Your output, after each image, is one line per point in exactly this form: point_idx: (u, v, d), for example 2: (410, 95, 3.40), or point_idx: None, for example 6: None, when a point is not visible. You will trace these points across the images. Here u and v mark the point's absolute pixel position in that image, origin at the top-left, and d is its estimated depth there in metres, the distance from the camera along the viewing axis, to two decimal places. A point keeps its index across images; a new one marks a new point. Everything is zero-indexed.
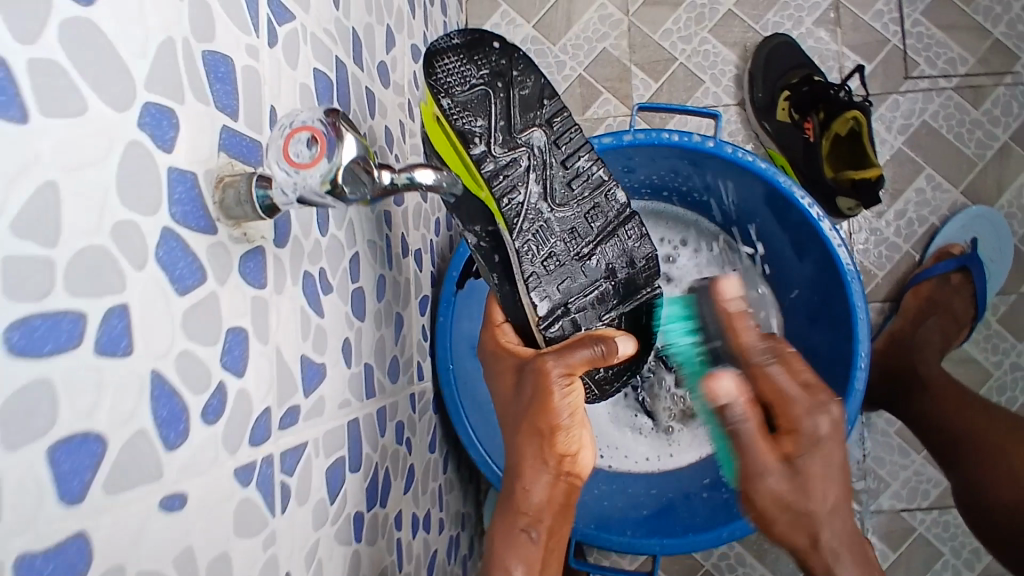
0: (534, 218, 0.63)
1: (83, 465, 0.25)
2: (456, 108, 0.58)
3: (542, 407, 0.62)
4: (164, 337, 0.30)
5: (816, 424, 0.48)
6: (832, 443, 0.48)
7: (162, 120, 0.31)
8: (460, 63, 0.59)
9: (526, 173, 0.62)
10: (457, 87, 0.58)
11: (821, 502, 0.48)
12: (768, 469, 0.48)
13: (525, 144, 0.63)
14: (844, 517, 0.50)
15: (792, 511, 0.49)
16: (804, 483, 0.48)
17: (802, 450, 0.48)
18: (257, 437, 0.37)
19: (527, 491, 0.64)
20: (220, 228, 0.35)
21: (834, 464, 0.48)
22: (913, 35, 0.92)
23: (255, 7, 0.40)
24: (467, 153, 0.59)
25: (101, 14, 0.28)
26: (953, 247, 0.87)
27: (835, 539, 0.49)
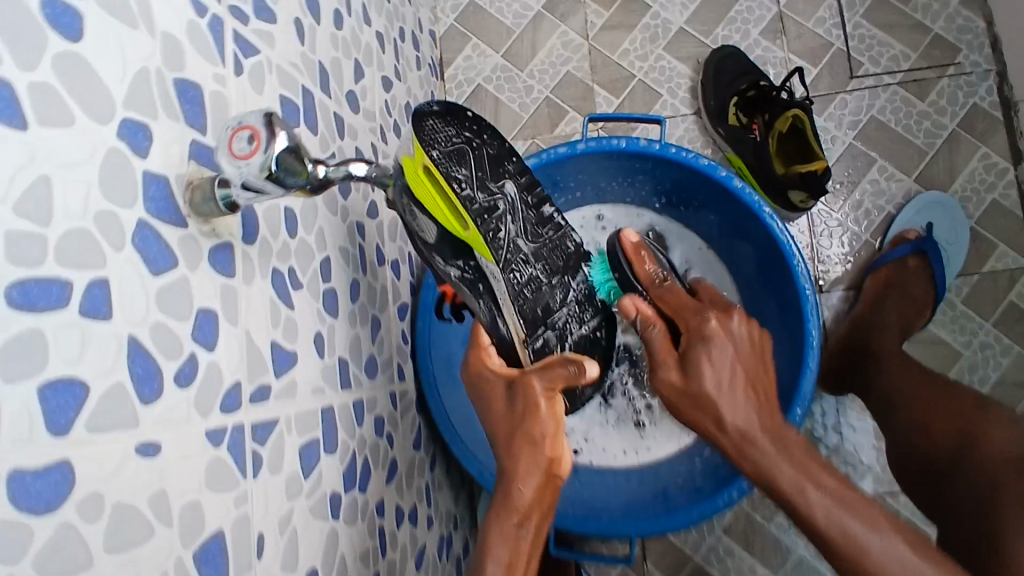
0: (512, 256, 0.70)
1: (68, 404, 0.32)
2: (445, 157, 0.58)
3: (531, 417, 0.70)
4: (140, 308, 0.37)
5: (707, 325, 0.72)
6: (723, 338, 0.70)
7: (138, 132, 0.38)
8: (441, 124, 0.59)
9: (505, 214, 0.67)
10: (442, 141, 0.58)
11: (712, 382, 0.68)
12: (666, 363, 0.72)
13: (501, 193, 0.67)
14: (740, 402, 0.67)
15: (691, 398, 0.69)
16: (692, 372, 0.69)
17: (693, 344, 0.71)
18: (228, 405, 0.43)
19: (518, 490, 0.68)
20: (191, 223, 0.41)
21: (725, 354, 0.69)
22: (856, 38, 0.99)
23: (221, 42, 0.47)
24: (457, 199, 0.59)
25: (88, 48, 0.35)
26: (908, 232, 0.93)
27: (738, 418, 0.67)
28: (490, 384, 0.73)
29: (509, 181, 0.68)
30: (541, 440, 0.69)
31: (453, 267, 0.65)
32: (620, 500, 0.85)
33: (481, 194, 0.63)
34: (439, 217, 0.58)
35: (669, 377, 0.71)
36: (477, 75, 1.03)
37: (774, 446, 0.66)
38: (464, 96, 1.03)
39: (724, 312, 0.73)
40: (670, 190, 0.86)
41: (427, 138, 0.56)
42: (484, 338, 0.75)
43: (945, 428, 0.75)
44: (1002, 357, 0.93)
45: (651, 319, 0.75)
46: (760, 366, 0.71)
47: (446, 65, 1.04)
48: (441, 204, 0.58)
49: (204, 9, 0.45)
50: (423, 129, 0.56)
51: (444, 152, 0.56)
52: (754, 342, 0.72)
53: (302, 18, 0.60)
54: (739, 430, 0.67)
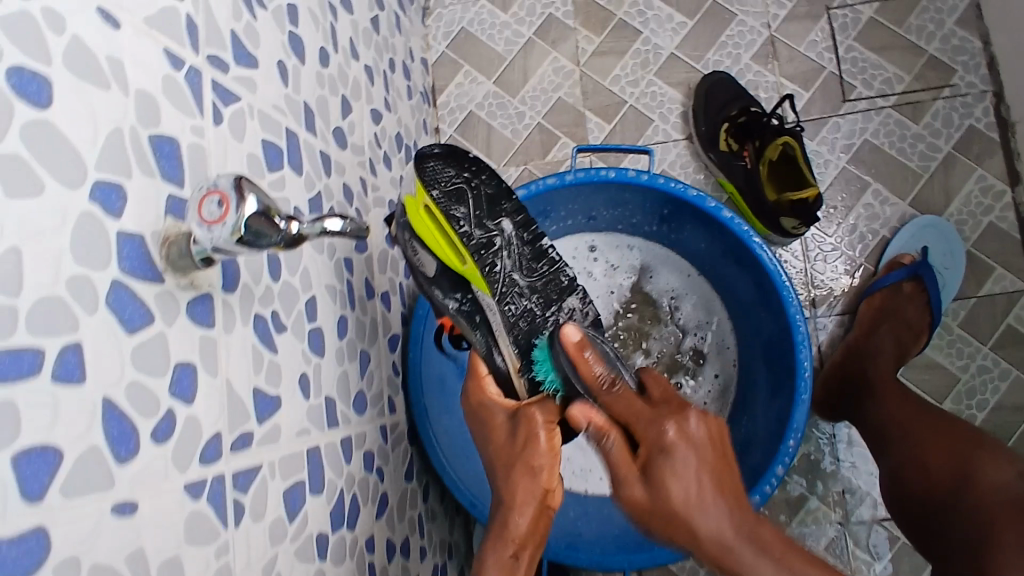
0: (508, 288, 0.70)
1: (42, 471, 0.32)
2: (445, 197, 0.68)
3: (529, 448, 0.67)
4: (115, 369, 0.37)
5: (660, 430, 0.57)
6: (683, 446, 0.56)
7: (112, 193, 0.38)
8: (442, 166, 0.69)
9: (500, 248, 0.70)
10: (444, 183, 0.68)
11: (680, 494, 0.55)
12: (628, 479, 0.59)
13: (499, 231, 0.71)
14: (716, 509, 0.55)
15: (661, 515, 0.57)
16: (656, 487, 0.57)
17: (655, 455, 0.57)
18: (208, 457, 0.43)
19: (514, 519, 0.66)
20: (168, 278, 0.42)
21: (688, 462, 0.55)
22: (848, 61, 0.99)
23: (199, 94, 0.47)
24: (455, 233, 0.67)
25: (57, 115, 0.35)
26: (904, 256, 0.92)
27: (711, 531, 0.55)
28: (491, 413, 0.71)
29: (505, 218, 0.71)
30: (540, 471, 0.66)
31: (450, 300, 0.71)
32: (616, 531, 0.85)
33: (479, 229, 0.69)
34: (439, 253, 0.68)
35: (637, 493, 0.59)
36: (469, 102, 1.04)
37: (754, 551, 0.54)
38: (457, 123, 1.04)
39: (678, 413, 0.58)
40: (658, 218, 0.87)
41: (430, 179, 0.67)
42: (484, 367, 0.74)
43: (942, 464, 0.74)
44: (1000, 381, 0.92)
45: (606, 429, 0.61)
46: (726, 458, 0.57)
47: (439, 92, 1.05)
48: (437, 239, 0.68)
49: (181, 62, 0.46)
50: (426, 172, 0.68)
51: (444, 192, 0.67)
52: (717, 444, 0.57)
53: (285, 59, 0.60)
54: (716, 545, 0.55)
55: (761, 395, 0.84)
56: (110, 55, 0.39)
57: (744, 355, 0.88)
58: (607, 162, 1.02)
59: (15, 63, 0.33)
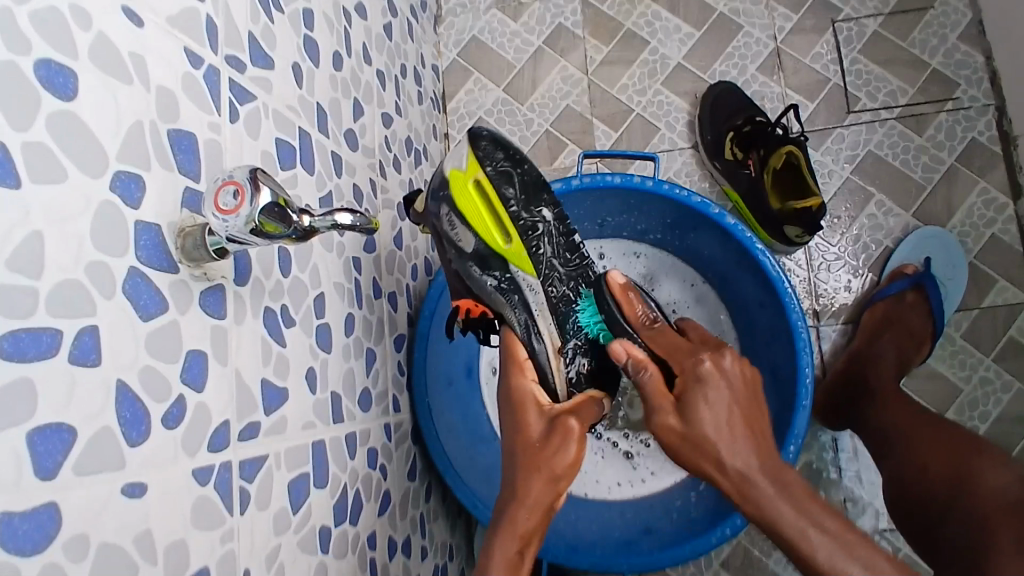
0: (549, 271, 0.72)
1: (56, 448, 0.33)
2: (496, 175, 0.67)
3: (556, 453, 0.65)
4: (130, 353, 0.38)
5: (699, 364, 0.63)
6: (716, 380, 0.61)
7: (131, 183, 0.39)
8: (493, 147, 0.68)
9: (542, 234, 0.71)
10: (495, 163, 0.67)
11: (711, 425, 0.58)
12: (661, 406, 0.63)
13: (541, 218, 0.71)
14: (744, 442, 0.58)
15: (692, 444, 0.59)
16: (689, 414, 0.60)
17: (688, 387, 0.62)
18: (216, 444, 0.44)
19: (525, 510, 0.63)
20: (182, 268, 0.43)
21: (721, 394, 0.60)
22: (853, 73, 1.00)
23: (216, 92, 0.49)
24: (504, 211, 0.67)
25: (82, 107, 0.36)
26: (906, 266, 0.93)
27: (736, 461, 0.57)
28: (524, 405, 0.70)
29: (547, 206, 0.71)
30: (561, 480, 0.64)
31: (488, 278, 0.69)
32: (615, 535, 0.85)
33: (525, 212, 0.69)
34: (480, 230, 0.67)
35: (669, 419, 0.62)
36: (478, 109, 1.06)
37: (775, 487, 0.56)
38: (466, 129, 1.06)
39: (715, 349, 0.65)
40: (665, 224, 0.87)
41: (482, 156, 0.67)
42: (521, 351, 0.72)
43: (938, 468, 0.74)
44: (1002, 393, 0.92)
45: (643, 362, 0.66)
46: (758, 410, 0.61)
47: (448, 99, 1.06)
48: (482, 217, 0.67)
49: (201, 61, 0.47)
50: (479, 151, 0.67)
51: (496, 170, 0.67)
52: (750, 385, 0.62)
53: (300, 62, 0.62)
54: (740, 476, 0.57)
55: (764, 401, 0.85)
56: (135, 52, 0.41)
57: (747, 361, 0.88)
58: (613, 168, 1.03)
59: (43, 55, 0.34)
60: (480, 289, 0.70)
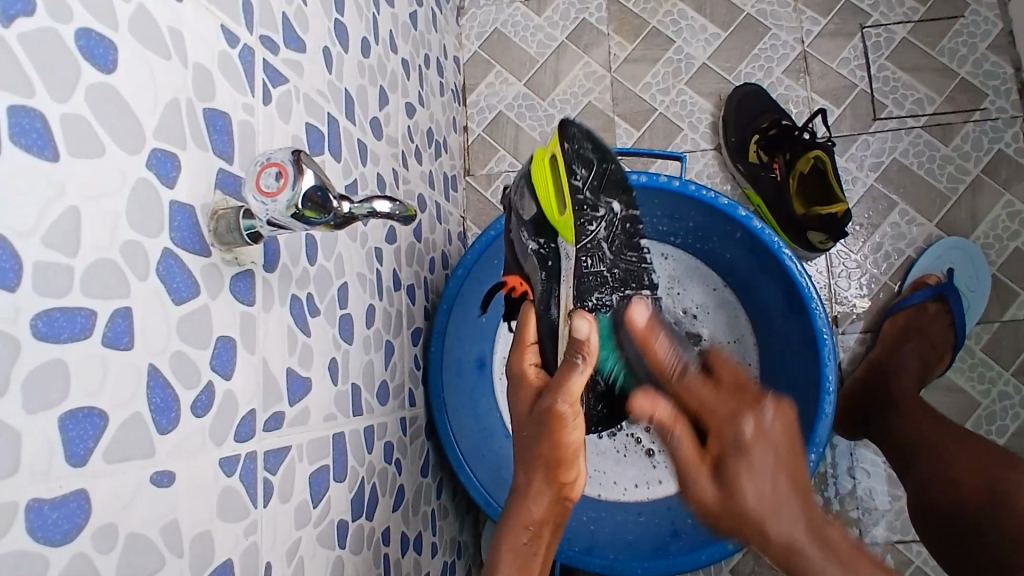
0: (592, 250, 0.72)
1: (87, 434, 0.32)
2: (572, 154, 0.66)
3: (551, 441, 0.60)
4: (161, 338, 0.37)
5: (738, 430, 0.53)
6: (761, 444, 0.52)
7: (167, 162, 0.38)
8: (584, 138, 0.69)
9: (602, 221, 0.72)
10: (578, 145, 0.67)
11: (755, 499, 0.51)
12: (698, 475, 0.54)
13: (606, 208, 0.72)
14: (791, 509, 0.51)
15: (733, 516, 0.53)
16: (729, 486, 0.52)
17: (728, 452, 0.53)
18: (242, 434, 0.43)
19: (528, 506, 0.61)
20: (214, 252, 0.42)
21: (766, 460, 0.52)
22: (880, 80, 1.00)
23: (251, 73, 0.47)
24: (567, 183, 0.66)
25: (120, 81, 0.35)
26: (929, 276, 0.92)
27: (786, 537, 0.51)
28: (521, 390, 0.65)
29: (613, 200, 0.73)
30: (562, 468, 0.61)
31: (533, 241, 0.69)
32: (628, 539, 0.84)
33: (591, 195, 0.69)
34: (542, 199, 0.67)
35: (706, 489, 0.54)
36: (499, 102, 1.05)
37: (824, 554, 0.51)
38: (485, 123, 1.05)
39: (754, 404, 0.55)
40: (689, 226, 0.86)
41: (567, 137, 0.66)
42: (530, 334, 0.69)
43: (971, 480, 0.73)
44: (1021, 408, 0.92)
45: (671, 424, 0.57)
46: (801, 457, 0.54)
47: (469, 91, 1.05)
48: (548, 188, 0.66)
49: (236, 40, 0.46)
50: (567, 132, 0.66)
51: (574, 148, 0.65)
52: (794, 437, 0.54)
53: (330, 46, 0.61)
54: (786, 548, 0.51)
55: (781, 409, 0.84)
56: (173, 26, 0.40)
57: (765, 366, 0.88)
58: (634, 167, 1.02)
59: (84, 25, 0.33)
60: (523, 252, 0.70)
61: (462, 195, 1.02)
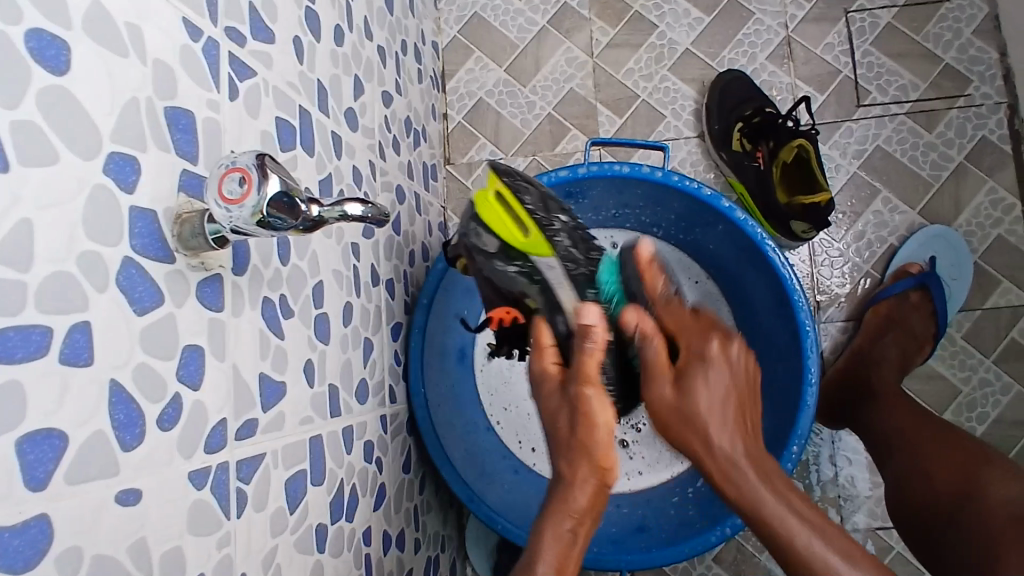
0: (571, 257, 0.68)
1: (47, 457, 0.30)
2: (513, 184, 0.69)
3: (587, 427, 0.59)
4: (123, 350, 0.35)
5: (705, 345, 0.55)
6: (722, 365, 0.55)
7: (126, 166, 0.36)
8: (513, 171, 0.72)
9: (563, 232, 0.69)
10: (512, 176, 0.70)
11: (706, 400, 0.54)
12: (661, 376, 0.55)
13: (561, 221, 0.71)
14: (735, 429, 0.55)
15: (682, 416, 0.54)
16: (687, 390, 0.54)
17: (692, 365, 0.55)
18: (212, 445, 0.42)
19: (573, 495, 0.60)
20: (179, 258, 0.40)
21: (725, 381, 0.54)
22: (864, 66, 0.99)
23: (215, 67, 0.45)
24: (518, 206, 0.68)
25: (75, 83, 0.33)
26: (911, 265, 0.92)
27: (726, 451, 0.54)
28: (547, 391, 0.62)
29: (563, 212, 0.71)
30: (598, 450, 0.59)
31: (511, 267, 0.67)
32: (612, 531, 0.83)
33: (543, 211, 0.69)
34: (499, 228, 0.67)
35: (663, 393, 0.55)
36: (479, 89, 1.02)
37: (758, 476, 0.55)
38: (466, 110, 1.03)
39: (725, 333, 0.56)
40: (673, 216, 0.85)
41: (500, 172, 0.70)
42: (546, 337, 0.64)
43: (946, 475, 0.73)
44: (1001, 395, 0.93)
45: (651, 333, 0.58)
46: (753, 394, 0.56)
47: (448, 78, 1.03)
48: (500, 218, 0.67)
49: (199, 32, 0.44)
50: (497, 169, 0.71)
51: (511, 177, 0.69)
52: (749, 373, 0.56)
53: (302, 36, 0.58)
54: (725, 462, 0.55)
55: (765, 400, 0.84)
56: (130, 20, 0.37)
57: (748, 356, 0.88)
58: (617, 156, 1.01)
59: (32, 24, 0.31)
60: (505, 282, 0.68)
61: (442, 185, 1.00)
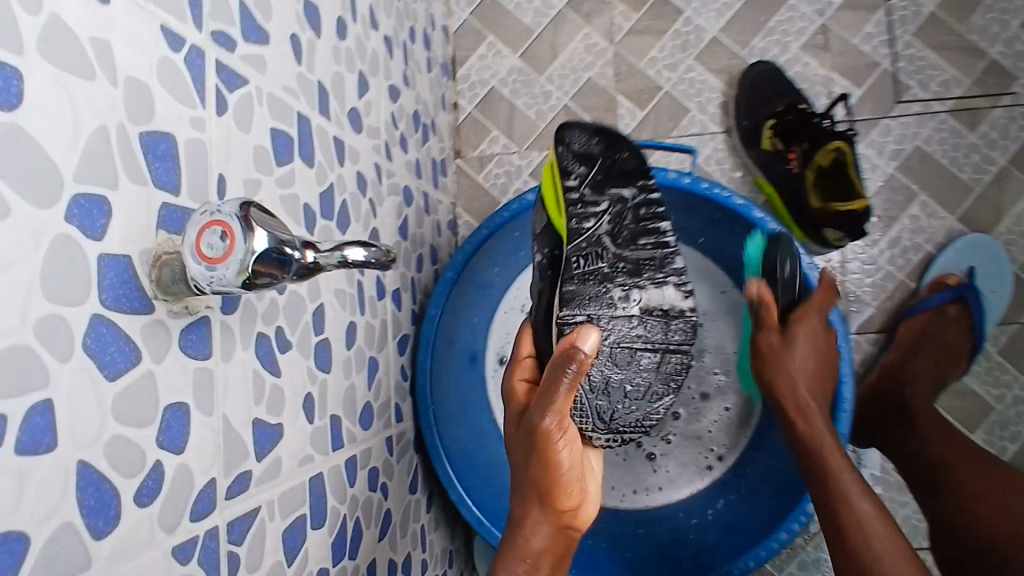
0: (593, 247, 0.60)
1: (5, 566, 0.26)
2: (569, 156, 0.62)
3: (541, 458, 0.51)
4: (93, 425, 0.31)
5: (814, 323, 0.71)
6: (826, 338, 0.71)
7: (93, 208, 0.31)
8: (585, 133, 0.63)
9: (604, 218, 0.61)
10: (576, 143, 0.62)
11: (802, 355, 0.69)
12: (770, 328, 0.71)
13: (612, 201, 0.62)
14: (809, 388, 0.68)
15: (774, 362, 0.70)
16: (791, 341, 0.70)
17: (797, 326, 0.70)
18: (200, 511, 0.38)
19: (524, 536, 0.52)
20: (159, 305, 0.35)
21: (808, 346, 0.69)
22: (904, 58, 0.92)
23: (201, 80, 0.40)
24: (560, 183, 0.61)
25: (30, 119, 0.28)
26: (948, 277, 0.87)
27: (793, 397, 0.68)
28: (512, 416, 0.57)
29: (619, 189, 0.62)
30: (556, 489, 0.52)
31: (541, 254, 0.64)
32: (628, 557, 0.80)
33: (588, 192, 0.61)
34: (548, 210, 0.63)
35: (770, 340, 0.71)
36: (492, 77, 0.96)
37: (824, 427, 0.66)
38: (477, 99, 0.97)
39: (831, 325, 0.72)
40: (699, 224, 0.82)
41: (564, 139, 0.63)
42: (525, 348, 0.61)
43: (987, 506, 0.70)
44: None
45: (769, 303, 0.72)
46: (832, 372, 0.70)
47: (459, 64, 0.97)
48: (551, 199, 0.63)
49: (181, 41, 0.38)
50: (562, 135, 0.63)
51: (569, 148, 0.62)
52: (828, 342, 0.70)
53: (299, 33, 0.53)
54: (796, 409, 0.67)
55: None
56: (97, 35, 0.32)
57: None
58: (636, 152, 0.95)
59: None
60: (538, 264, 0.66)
61: (452, 180, 0.94)
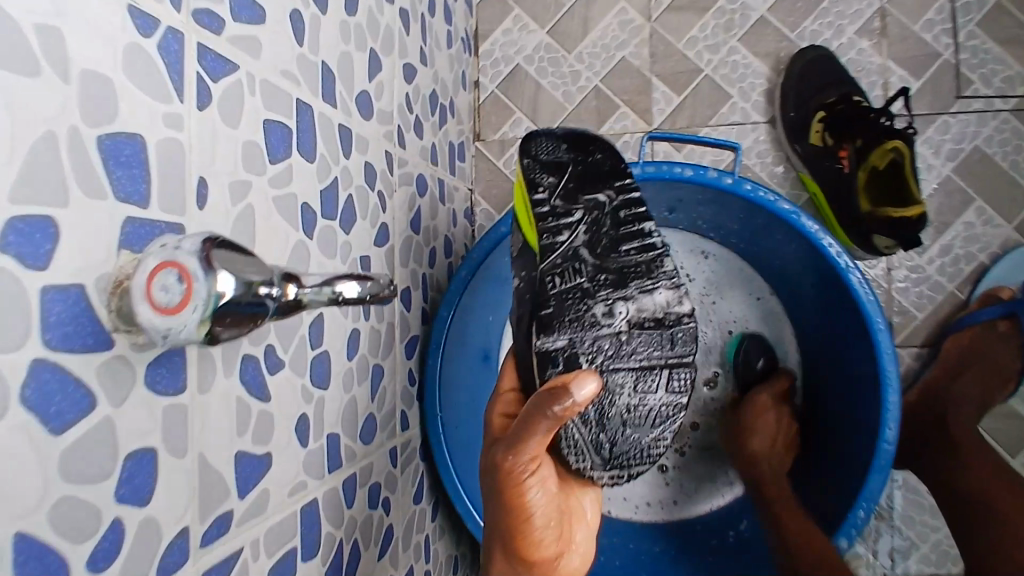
0: (567, 263, 0.54)
1: None
2: (535, 165, 0.56)
3: (507, 503, 0.48)
4: (34, 489, 0.26)
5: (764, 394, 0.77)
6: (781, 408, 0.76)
7: (36, 232, 0.26)
8: (553, 138, 0.58)
9: (578, 230, 0.55)
10: (541, 151, 0.57)
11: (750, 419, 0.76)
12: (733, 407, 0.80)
13: (585, 209, 0.55)
14: (760, 445, 0.74)
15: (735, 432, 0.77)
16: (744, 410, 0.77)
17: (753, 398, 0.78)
18: (169, 565, 0.34)
19: None
20: (119, 339, 0.30)
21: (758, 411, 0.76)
22: (968, 49, 0.84)
23: (178, 69, 0.34)
24: (527, 196, 0.55)
25: None
26: (1001, 290, 0.80)
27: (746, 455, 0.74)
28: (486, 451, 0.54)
29: (594, 194, 0.56)
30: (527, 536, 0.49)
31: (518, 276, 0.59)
32: None
33: (559, 203, 0.54)
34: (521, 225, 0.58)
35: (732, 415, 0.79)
36: (517, 53, 0.89)
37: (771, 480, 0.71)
38: (500, 77, 0.90)
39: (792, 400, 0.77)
40: (738, 225, 0.75)
41: (529, 148, 0.57)
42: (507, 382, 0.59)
43: None
44: None
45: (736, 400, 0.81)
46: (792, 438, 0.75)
47: (482, 39, 0.90)
48: (522, 213, 0.57)
49: (153, 23, 0.33)
50: (527, 141, 0.57)
51: (534, 157, 0.56)
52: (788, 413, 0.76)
53: (301, 10, 0.47)
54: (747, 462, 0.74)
55: (839, 444, 0.74)
56: (41, 19, 0.27)
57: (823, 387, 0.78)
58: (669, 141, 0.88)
59: None
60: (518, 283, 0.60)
61: (470, 165, 0.88)
